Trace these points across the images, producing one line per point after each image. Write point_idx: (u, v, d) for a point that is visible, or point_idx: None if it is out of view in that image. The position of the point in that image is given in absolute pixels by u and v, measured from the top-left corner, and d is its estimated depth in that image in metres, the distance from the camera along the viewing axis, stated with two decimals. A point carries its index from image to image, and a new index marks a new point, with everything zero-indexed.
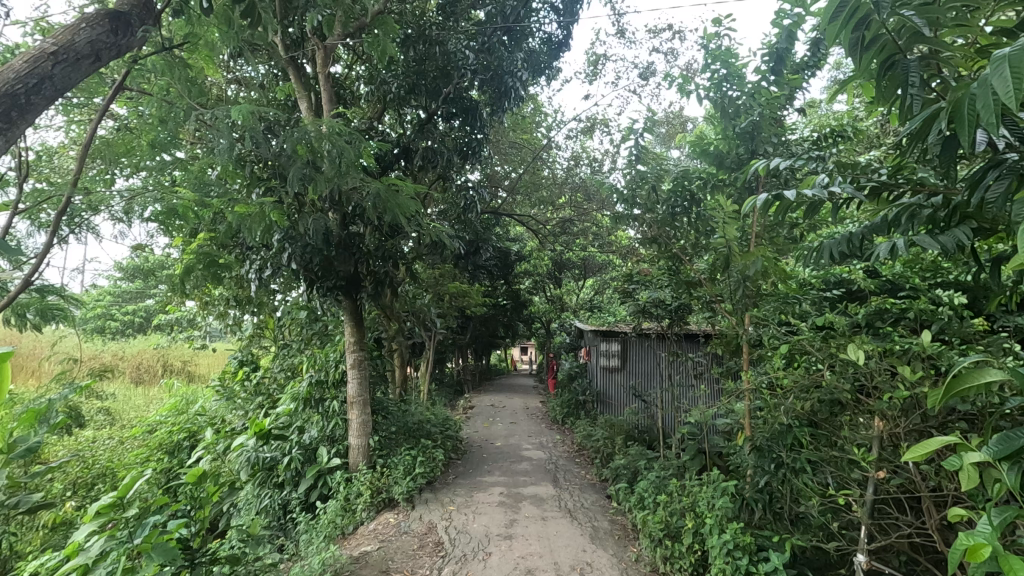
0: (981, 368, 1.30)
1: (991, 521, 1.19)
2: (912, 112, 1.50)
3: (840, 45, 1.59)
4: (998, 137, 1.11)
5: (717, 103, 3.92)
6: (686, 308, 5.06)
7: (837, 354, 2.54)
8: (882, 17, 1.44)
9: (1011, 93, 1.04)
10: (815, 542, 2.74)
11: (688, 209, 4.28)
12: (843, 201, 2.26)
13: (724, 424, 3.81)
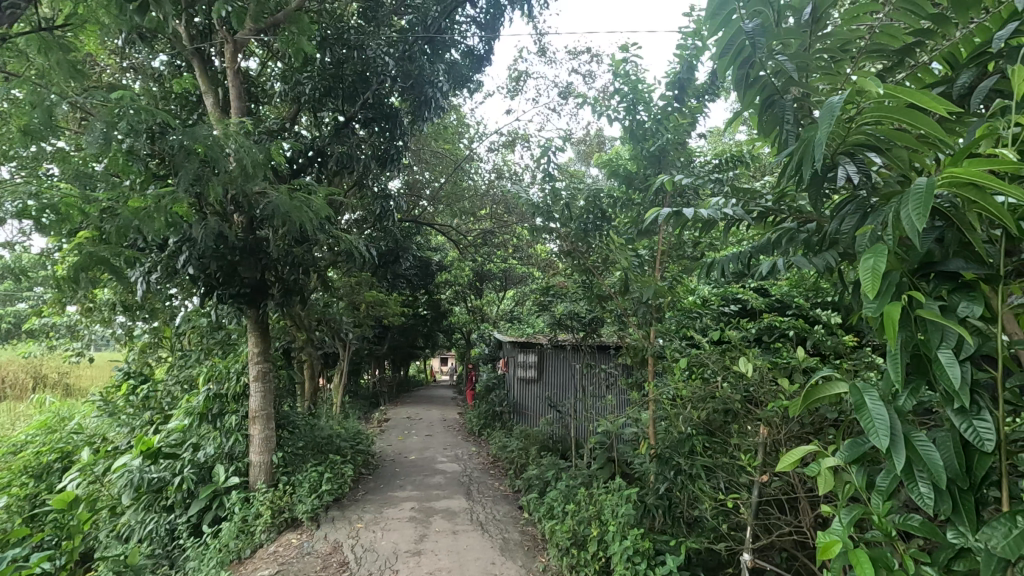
0: (832, 382, 1.46)
1: (844, 522, 1.33)
2: (787, 145, 1.67)
3: (729, 81, 1.73)
4: (825, 165, 1.28)
5: (627, 126, 4.14)
6: (599, 321, 5.25)
7: (730, 367, 2.74)
8: (763, 58, 1.58)
9: (829, 129, 1.22)
10: (708, 543, 2.91)
11: (600, 226, 4.44)
12: (735, 223, 2.46)
13: (630, 433, 3.97)
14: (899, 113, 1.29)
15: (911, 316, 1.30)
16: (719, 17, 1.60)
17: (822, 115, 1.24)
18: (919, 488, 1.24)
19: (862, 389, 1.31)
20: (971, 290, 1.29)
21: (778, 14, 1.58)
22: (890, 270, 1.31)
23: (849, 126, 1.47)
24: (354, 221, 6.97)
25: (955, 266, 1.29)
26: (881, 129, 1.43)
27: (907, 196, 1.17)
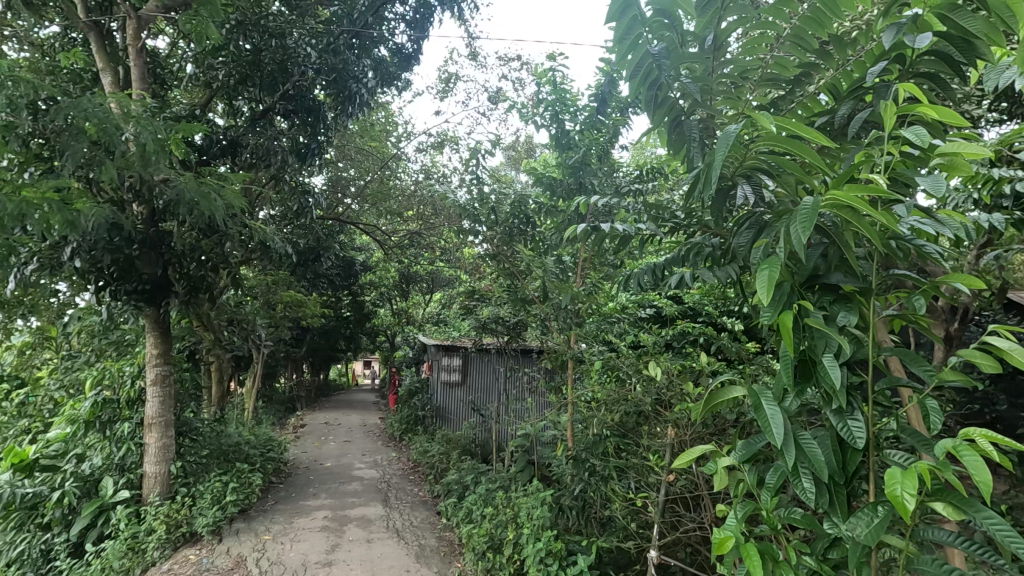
0: (730, 387, 1.55)
1: (737, 517, 1.42)
2: (693, 163, 1.77)
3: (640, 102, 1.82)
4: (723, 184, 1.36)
5: (554, 133, 4.23)
6: (523, 326, 5.30)
7: (642, 371, 2.87)
8: (669, 80, 1.69)
9: (727, 153, 1.30)
10: (617, 542, 3.01)
11: (526, 231, 4.51)
12: (648, 236, 2.57)
13: (549, 436, 4.05)
14: (788, 142, 1.40)
15: (798, 326, 1.41)
16: (626, 42, 1.68)
17: (720, 141, 1.32)
18: (801, 483, 1.34)
19: (754, 392, 1.40)
20: (849, 302, 1.41)
21: (681, 39, 1.71)
22: (782, 282, 1.41)
23: (746, 151, 1.58)
24: (271, 217, 6.63)
25: (836, 280, 1.41)
26: (772, 154, 1.55)
27: (797, 214, 1.27)
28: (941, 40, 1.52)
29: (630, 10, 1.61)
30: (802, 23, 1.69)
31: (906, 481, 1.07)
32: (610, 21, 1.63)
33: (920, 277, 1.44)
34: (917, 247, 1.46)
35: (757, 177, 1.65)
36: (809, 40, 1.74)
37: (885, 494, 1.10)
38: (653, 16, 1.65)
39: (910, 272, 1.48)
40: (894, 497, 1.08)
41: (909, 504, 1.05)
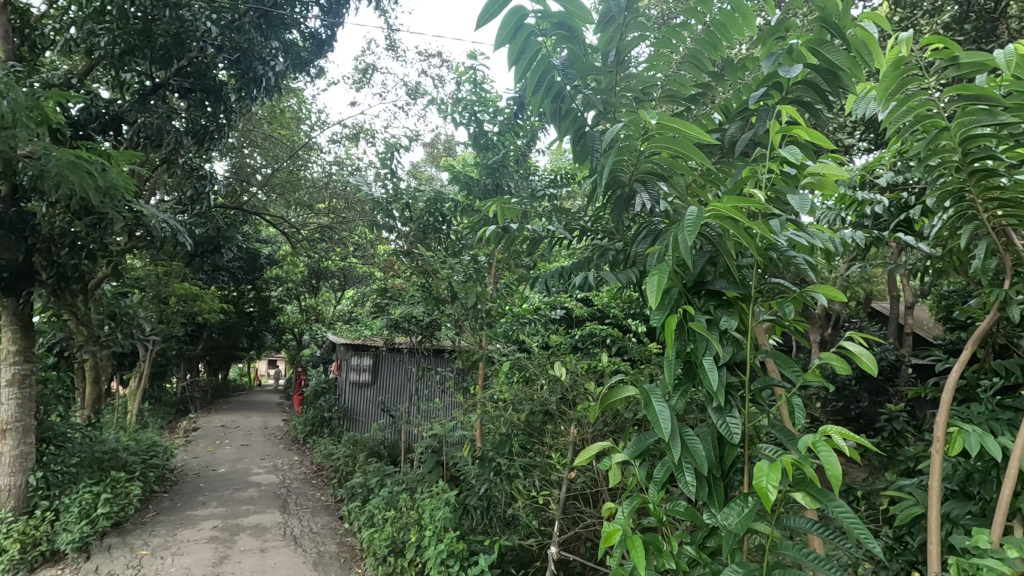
0: (623, 385, 1.61)
1: (625, 511, 1.48)
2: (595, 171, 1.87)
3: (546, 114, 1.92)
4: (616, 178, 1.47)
5: (473, 132, 4.21)
6: (436, 326, 5.23)
7: (548, 371, 2.95)
8: (571, 93, 1.81)
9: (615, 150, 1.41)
10: (519, 541, 3.06)
11: (439, 229, 4.48)
12: (556, 240, 2.63)
13: (458, 436, 4.05)
14: (674, 143, 1.55)
15: (683, 328, 1.50)
16: (525, 59, 1.75)
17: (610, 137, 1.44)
18: (683, 477, 1.42)
19: (645, 390, 1.46)
20: (730, 307, 1.52)
21: (584, 55, 1.80)
22: (670, 287, 1.52)
23: (640, 159, 1.69)
24: (163, 203, 6.09)
25: (720, 286, 1.52)
26: (662, 159, 1.66)
27: (682, 224, 1.35)
28: (812, 72, 1.75)
29: (522, 29, 1.67)
30: (698, 46, 1.87)
31: (770, 473, 1.17)
32: (503, 42, 1.70)
33: (791, 285, 1.58)
34: (790, 258, 1.59)
35: (656, 184, 1.76)
36: (705, 62, 1.91)
37: (753, 486, 1.19)
38: (551, 28, 1.71)
39: (783, 282, 1.62)
40: (760, 489, 1.17)
41: (772, 494, 1.15)
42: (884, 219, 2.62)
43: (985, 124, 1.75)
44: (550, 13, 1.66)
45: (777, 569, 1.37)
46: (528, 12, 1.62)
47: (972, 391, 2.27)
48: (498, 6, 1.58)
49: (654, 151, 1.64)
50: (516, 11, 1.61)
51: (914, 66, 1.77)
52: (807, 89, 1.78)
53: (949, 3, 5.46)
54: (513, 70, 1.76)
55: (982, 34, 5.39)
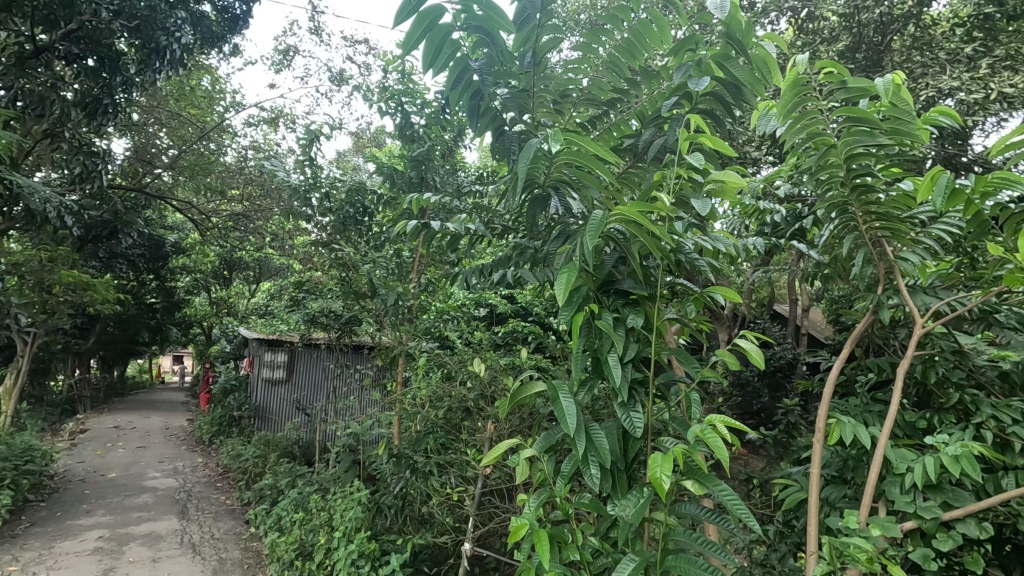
0: (533, 381, 1.62)
1: (532, 506, 1.51)
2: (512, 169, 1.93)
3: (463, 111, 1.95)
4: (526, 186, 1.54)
5: (399, 123, 4.11)
6: (356, 321, 5.09)
7: (467, 368, 2.96)
8: (490, 92, 1.85)
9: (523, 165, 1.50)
10: (434, 538, 3.03)
11: (360, 222, 4.35)
12: (476, 237, 2.62)
13: (374, 434, 3.96)
14: (582, 156, 1.60)
15: (591, 327, 1.55)
16: (442, 56, 1.75)
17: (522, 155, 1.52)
18: (588, 470, 1.46)
19: (553, 385, 1.49)
20: (637, 306, 1.59)
21: (503, 58, 1.84)
22: (579, 286, 1.57)
23: (549, 168, 1.75)
24: (48, 180, 5.50)
25: (627, 286, 1.59)
26: (574, 171, 1.72)
27: (587, 227, 1.39)
28: (718, 84, 1.88)
29: (439, 26, 1.67)
30: (617, 52, 1.94)
31: (664, 464, 1.23)
32: (417, 41, 1.69)
33: (693, 285, 1.68)
34: (692, 259, 1.68)
35: (569, 193, 1.84)
36: (623, 69, 1.99)
37: (648, 477, 1.24)
38: (469, 29, 1.74)
39: (686, 283, 1.71)
40: (654, 478, 1.23)
41: (664, 483, 1.20)
42: (782, 227, 2.83)
43: (866, 144, 1.93)
44: (471, 14, 1.68)
45: (672, 555, 1.44)
46: (446, 10, 1.63)
47: (852, 386, 2.50)
48: (414, 2, 1.57)
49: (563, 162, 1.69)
50: (434, 10, 1.61)
51: (808, 86, 1.94)
52: (713, 100, 1.92)
53: (844, 34, 6.00)
54: (429, 68, 1.76)
55: (870, 63, 5.97)
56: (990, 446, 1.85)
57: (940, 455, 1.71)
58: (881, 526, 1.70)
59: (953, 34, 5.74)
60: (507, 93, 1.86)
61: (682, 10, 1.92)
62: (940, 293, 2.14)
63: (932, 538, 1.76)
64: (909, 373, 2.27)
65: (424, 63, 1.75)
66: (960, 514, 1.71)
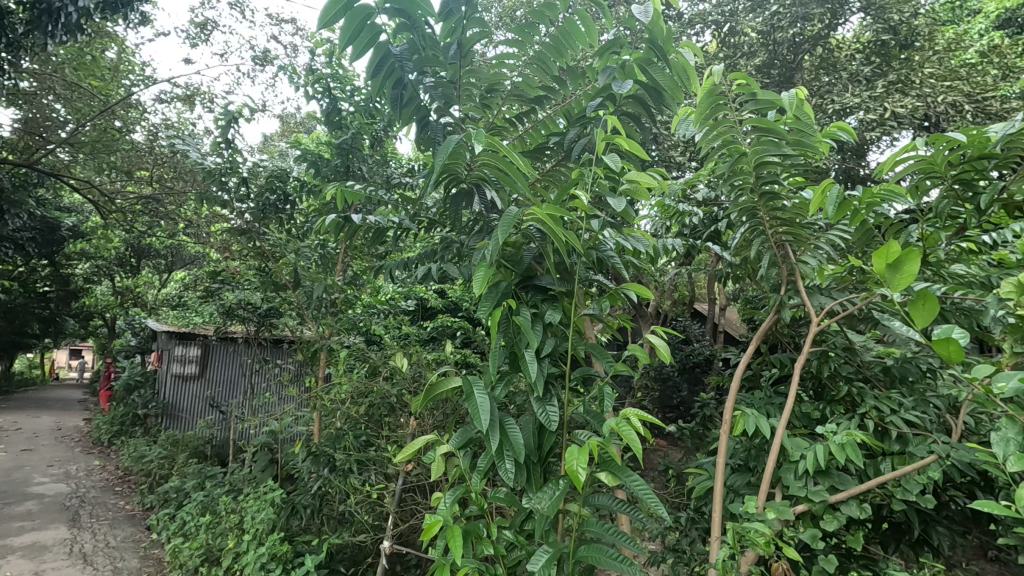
0: (450, 376, 1.61)
1: (447, 503, 1.49)
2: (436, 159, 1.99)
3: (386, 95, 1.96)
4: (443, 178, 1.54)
5: (325, 108, 3.95)
6: (275, 314, 4.86)
7: (390, 364, 2.91)
8: (412, 81, 1.87)
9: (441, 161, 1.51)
10: (351, 538, 2.95)
11: (280, 210, 4.14)
12: (401, 230, 2.58)
13: (291, 431, 3.80)
14: (501, 160, 1.64)
15: (509, 322, 1.57)
16: (363, 38, 1.72)
17: (442, 148, 1.53)
18: (504, 465, 1.47)
19: (470, 380, 1.49)
20: (555, 302, 1.63)
21: (427, 46, 1.84)
22: (499, 281, 1.59)
23: (471, 165, 1.76)
24: None
25: (546, 282, 1.62)
26: (493, 172, 1.77)
27: (501, 223, 1.43)
28: (640, 88, 1.95)
29: (358, 9, 1.62)
30: (545, 49, 1.97)
31: (580, 456, 1.25)
32: (335, 20, 1.64)
33: (610, 282, 1.73)
34: (609, 257, 1.74)
35: (491, 188, 1.86)
36: (551, 66, 2.02)
37: (564, 469, 1.25)
38: (390, 14, 1.72)
39: (602, 279, 1.76)
40: (569, 471, 1.24)
41: (579, 475, 1.22)
42: (699, 228, 2.98)
43: (773, 153, 2.06)
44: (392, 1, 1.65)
45: (584, 546, 1.47)
46: None
47: (757, 380, 2.67)
48: None
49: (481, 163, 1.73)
50: None
51: (723, 96, 2.05)
52: (635, 102, 1.99)
53: (761, 50, 6.38)
54: (349, 48, 1.73)
55: (783, 79, 6.40)
56: (871, 434, 2.03)
57: (829, 443, 1.86)
58: (776, 510, 1.82)
59: (854, 58, 6.25)
60: (431, 83, 1.89)
61: (608, 11, 1.95)
62: (834, 294, 2.32)
63: (821, 519, 1.91)
64: (806, 368, 2.46)
65: (343, 43, 1.72)
66: (845, 497, 1.86)
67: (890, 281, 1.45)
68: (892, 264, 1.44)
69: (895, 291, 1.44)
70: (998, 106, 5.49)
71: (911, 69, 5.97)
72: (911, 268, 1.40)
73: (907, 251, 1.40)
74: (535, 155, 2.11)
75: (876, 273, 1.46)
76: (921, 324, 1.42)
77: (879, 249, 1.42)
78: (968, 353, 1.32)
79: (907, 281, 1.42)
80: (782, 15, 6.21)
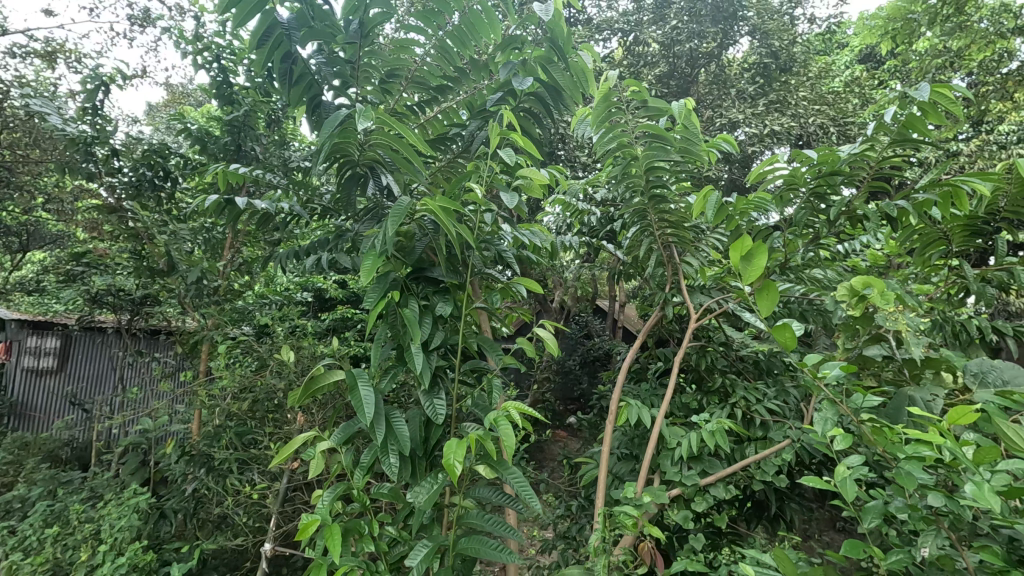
0: (332, 369, 1.54)
1: (326, 501, 1.43)
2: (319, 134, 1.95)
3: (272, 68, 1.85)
4: (327, 150, 1.56)
5: (215, 79, 3.63)
6: (152, 302, 4.37)
7: (278, 357, 2.76)
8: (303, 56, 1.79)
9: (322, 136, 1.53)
10: (227, 542, 2.77)
11: (158, 186, 3.74)
12: (292, 216, 2.46)
13: (165, 430, 3.49)
14: (397, 143, 1.61)
15: (396, 314, 1.54)
16: (245, 4, 1.62)
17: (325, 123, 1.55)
18: (386, 460, 1.43)
19: (353, 373, 1.44)
20: (446, 294, 1.63)
21: (319, 18, 1.76)
22: (388, 272, 1.56)
23: (363, 145, 1.73)
24: None
25: (437, 274, 1.61)
26: (388, 153, 1.75)
27: (391, 213, 1.39)
28: (541, 86, 1.97)
29: None
30: (449, 39, 1.93)
31: (458, 450, 1.24)
32: None
33: (502, 276, 1.75)
34: (501, 252, 1.75)
35: (384, 173, 1.83)
36: (454, 57, 2.00)
37: (441, 463, 1.24)
38: None
39: (495, 272, 1.77)
40: (447, 465, 1.23)
41: (456, 469, 1.22)
42: (597, 227, 3.09)
43: (662, 158, 2.17)
44: None
45: (463, 540, 1.47)
46: None
47: (643, 373, 2.82)
48: None
49: (376, 146, 1.71)
50: None
51: (619, 102, 2.14)
52: (537, 100, 2.03)
53: (662, 60, 6.75)
54: (231, 14, 1.63)
55: (681, 90, 6.82)
56: (738, 422, 2.22)
57: (701, 431, 2.01)
58: (653, 494, 1.94)
59: (742, 76, 6.79)
60: (323, 58, 1.84)
61: (512, 8, 1.96)
62: (712, 293, 2.51)
63: (691, 502, 2.05)
64: (686, 362, 2.63)
65: (222, 9, 1.61)
66: (713, 480, 2.02)
67: (744, 272, 1.58)
68: (745, 257, 1.58)
69: (746, 282, 1.59)
70: (857, 130, 6.34)
71: (788, 91, 6.59)
72: (761, 261, 1.55)
73: (757, 245, 1.53)
74: (435, 145, 2.08)
75: (732, 265, 1.59)
76: (765, 313, 1.57)
77: (735, 242, 1.56)
78: (800, 341, 1.48)
79: (758, 273, 1.56)
80: (680, 30, 6.66)
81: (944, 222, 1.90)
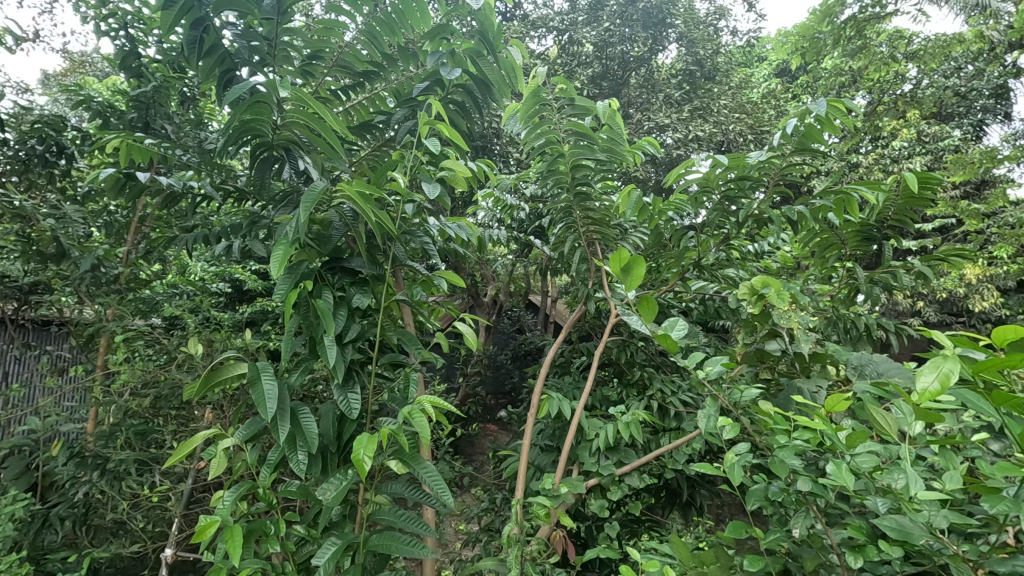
0: (238, 361, 1.46)
1: (228, 501, 1.35)
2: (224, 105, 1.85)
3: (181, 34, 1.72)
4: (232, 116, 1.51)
5: (120, 48, 3.31)
6: (43, 289, 3.89)
7: (184, 351, 2.59)
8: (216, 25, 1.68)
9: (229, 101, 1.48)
10: (123, 549, 2.57)
11: (50, 163, 3.37)
12: (203, 199, 2.32)
13: (52, 430, 3.19)
14: (316, 124, 1.55)
15: (309, 304, 1.48)
16: None
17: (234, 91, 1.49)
18: (295, 456, 1.38)
19: (259, 366, 1.37)
20: (364, 286, 1.59)
21: None
22: (302, 260, 1.50)
23: (278, 123, 1.66)
24: None
25: (355, 264, 1.56)
26: (305, 133, 1.68)
27: (305, 198, 1.34)
28: (470, 78, 1.95)
29: None
30: (376, 23, 1.87)
31: (368, 445, 1.21)
32: None
33: (422, 269, 1.72)
34: (423, 245, 1.72)
35: (300, 155, 1.77)
36: (382, 42, 1.93)
37: (350, 458, 1.21)
38: None
39: (417, 264, 1.74)
40: (355, 460, 1.20)
41: (365, 464, 1.19)
42: (525, 223, 3.12)
43: (587, 157, 2.22)
44: None
45: (373, 538, 1.43)
46: None
47: (567, 367, 2.88)
48: None
49: (291, 126, 1.65)
50: None
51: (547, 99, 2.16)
52: (465, 92, 2.00)
53: (596, 61, 6.89)
54: None
55: (613, 92, 6.99)
56: (654, 413, 2.31)
57: (618, 423, 2.07)
58: (570, 485, 1.97)
59: (670, 81, 7.05)
60: (237, 31, 1.71)
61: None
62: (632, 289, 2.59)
63: (607, 491, 2.11)
64: (607, 356, 2.71)
65: None
66: (628, 469, 2.08)
67: (624, 281, 1.65)
68: (623, 267, 1.63)
69: (627, 290, 1.66)
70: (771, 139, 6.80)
71: (711, 98, 6.92)
72: (638, 271, 1.61)
73: (634, 257, 1.59)
74: (359, 132, 2.01)
75: (613, 274, 1.65)
76: (646, 319, 1.66)
77: (614, 254, 1.61)
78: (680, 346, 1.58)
79: (637, 282, 1.63)
80: (613, 33, 6.80)
81: (840, 228, 2.06)
